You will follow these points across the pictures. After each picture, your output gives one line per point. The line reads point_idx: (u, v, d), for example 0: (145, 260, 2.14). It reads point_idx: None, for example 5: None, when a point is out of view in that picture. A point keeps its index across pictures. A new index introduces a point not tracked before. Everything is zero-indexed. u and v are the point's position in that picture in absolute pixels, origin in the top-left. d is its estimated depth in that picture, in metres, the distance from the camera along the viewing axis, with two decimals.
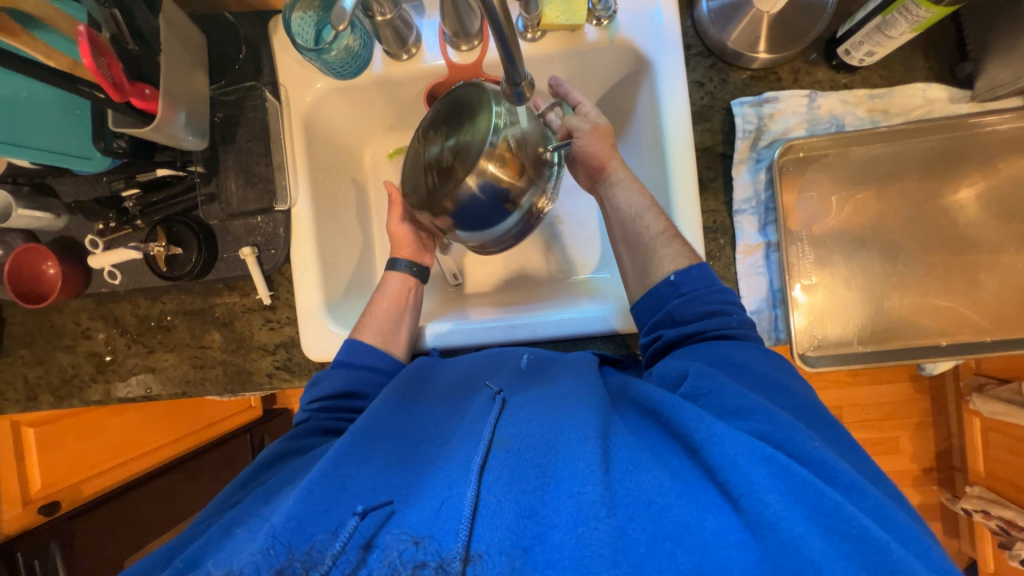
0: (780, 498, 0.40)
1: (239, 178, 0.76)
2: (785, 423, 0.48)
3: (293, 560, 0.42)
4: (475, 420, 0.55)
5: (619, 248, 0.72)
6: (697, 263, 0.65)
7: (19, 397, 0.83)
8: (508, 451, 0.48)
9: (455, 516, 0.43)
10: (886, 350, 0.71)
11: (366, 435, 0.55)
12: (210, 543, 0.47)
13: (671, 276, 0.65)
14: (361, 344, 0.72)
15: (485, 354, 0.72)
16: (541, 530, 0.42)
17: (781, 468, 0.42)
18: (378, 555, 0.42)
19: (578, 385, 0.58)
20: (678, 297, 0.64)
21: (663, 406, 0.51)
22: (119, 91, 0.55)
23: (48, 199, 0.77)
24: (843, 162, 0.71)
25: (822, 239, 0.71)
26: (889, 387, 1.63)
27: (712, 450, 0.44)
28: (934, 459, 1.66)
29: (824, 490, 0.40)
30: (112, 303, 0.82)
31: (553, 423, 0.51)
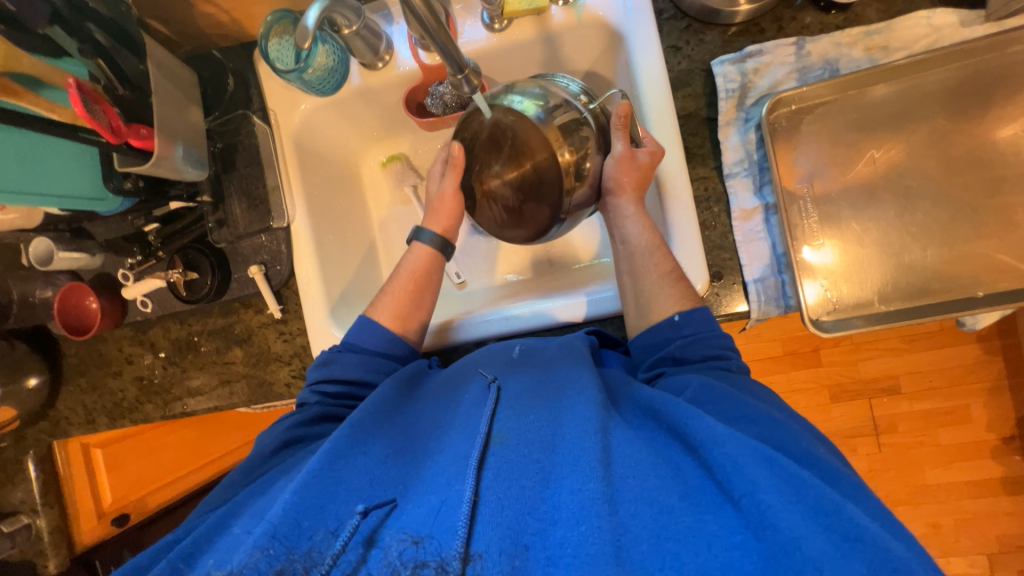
0: (782, 497, 0.39)
1: (242, 203, 0.80)
2: (786, 434, 0.48)
3: (293, 561, 0.43)
4: (472, 412, 0.55)
5: (623, 279, 0.68)
6: (700, 306, 0.62)
7: (80, 420, 0.92)
8: (505, 447, 0.48)
9: (455, 513, 0.43)
10: (913, 307, 0.64)
11: (363, 428, 0.56)
12: (214, 531, 0.51)
13: (675, 317, 0.62)
14: (376, 327, 0.72)
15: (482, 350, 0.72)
16: (541, 526, 0.42)
17: (781, 470, 0.41)
18: (377, 557, 0.43)
19: (571, 374, 0.58)
20: (680, 338, 0.61)
21: (661, 406, 0.51)
22: (117, 134, 0.60)
23: (85, 241, 0.86)
24: (845, 109, 0.66)
25: (827, 194, 0.66)
26: (951, 351, 1.50)
27: (712, 450, 0.44)
28: (1014, 426, 1.50)
29: (823, 491, 0.40)
30: (148, 330, 0.89)
31: (550, 417, 0.51)
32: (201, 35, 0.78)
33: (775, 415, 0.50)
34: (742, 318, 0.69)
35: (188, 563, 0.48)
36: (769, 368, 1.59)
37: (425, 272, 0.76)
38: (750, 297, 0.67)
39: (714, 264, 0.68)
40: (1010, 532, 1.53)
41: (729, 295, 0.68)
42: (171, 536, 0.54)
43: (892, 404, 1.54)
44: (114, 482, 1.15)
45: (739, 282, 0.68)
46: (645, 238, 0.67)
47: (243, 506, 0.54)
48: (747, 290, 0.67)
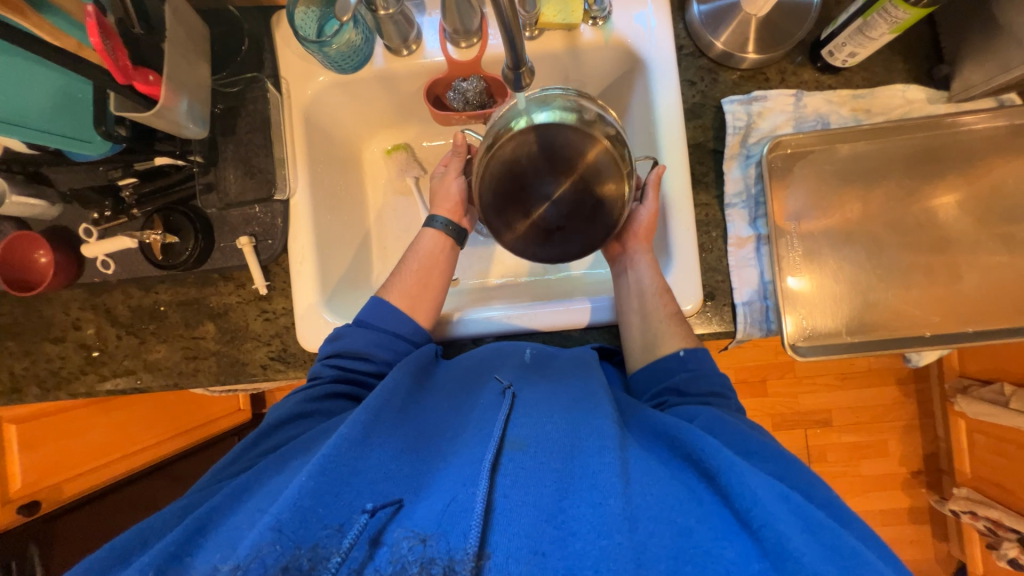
0: (801, 535, 0.40)
1: (237, 168, 0.76)
2: (798, 479, 0.50)
3: (298, 556, 0.40)
4: (486, 417, 0.56)
5: (630, 316, 0.72)
6: (701, 347, 0.68)
7: (4, 389, 0.81)
8: (523, 453, 0.49)
9: (469, 514, 0.43)
10: (873, 340, 0.72)
11: (378, 418, 0.53)
12: (221, 508, 0.48)
13: (681, 352, 0.67)
14: (386, 306, 0.72)
15: (492, 346, 0.73)
16: (560, 535, 0.42)
17: (796, 508, 0.43)
18: (384, 554, 0.41)
19: (585, 388, 0.59)
20: (685, 372, 0.66)
21: (677, 434, 0.53)
22: (124, 75, 0.56)
23: (44, 187, 0.77)
24: (830, 159, 0.74)
25: (810, 233, 0.73)
26: (876, 390, 1.67)
27: (731, 479, 0.45)
28: (921, 461, 1.69)
29: (841, 535, 0.41)
30: (103, 294, 0.81)
31: (569, 428, 0.52)
32: None
33: (780, 453, 0.54)
34: (728, 337, 0.74)
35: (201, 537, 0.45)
36: None
37: (436, 263, 0.77)
38: (737, 318, 0.72)
39: (708, 285, 0.73)
40: (911, 557, 1.71)
41: (718, 315, 0.73)
42: (175, 508, 0.51)
43: (824, 435, 1.69)
44: (28, 463, 1.01)
45: (729, 303, 0.73)
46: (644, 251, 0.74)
47: (252, 487, 0.51)
48: (736, 312, 0.73)
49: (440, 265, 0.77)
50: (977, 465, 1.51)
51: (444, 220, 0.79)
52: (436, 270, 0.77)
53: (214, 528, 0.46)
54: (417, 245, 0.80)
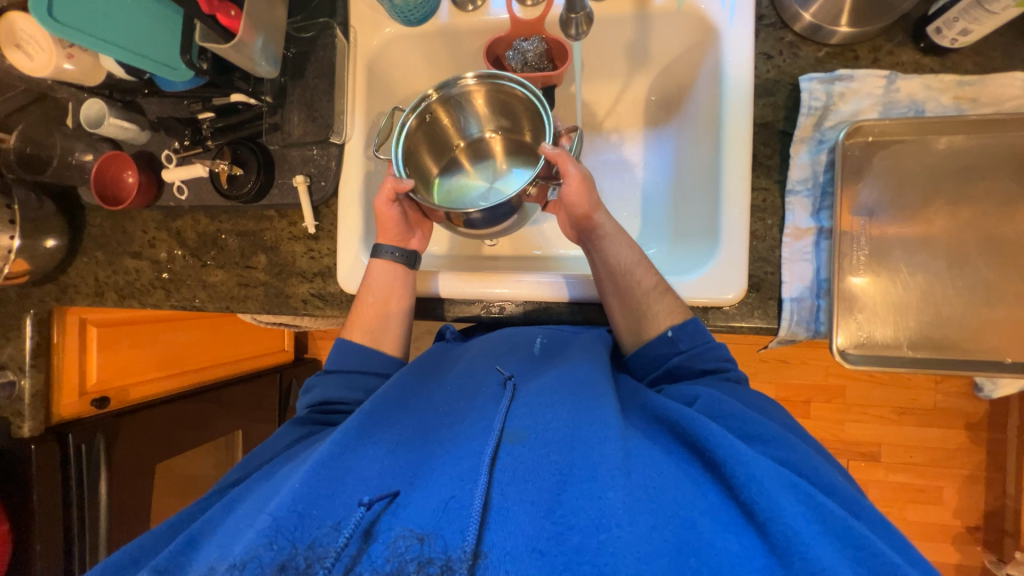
0: (810, 525, 0.38)
1: (302, 112, 0.80)
2: (804, 455, 0.49)
3: (295, 555, 0.42)
4: (487, 408, 0.55)
5: (608, 299, 0.69)
6: (692, 318, 0.64)
7: (89, 292, 0.92)
8: (522, 445, 0.48)
9: (467, 511, 0.42)
10: (939, 358, 0.65)
11: (373, 423, 0.56)
12: (211, 523, 0.52)
13: (667, 331, 0.65)
14: (351, 348, 0.73)
15: (498, 334, 0.73)
16: (558, 530, 0.40)
17: (806, 496, 0.41)
18: (381, 551, 0.41)
19: (590, 375, 0.57)
20: (676, 353, 0.64)
21: (676, 418, 0.50)
22: (210, 7, 0.62)
23: (136, 114, 0.85)
24: (922, 152, 0.66)
25: (885, 232, 0.66)
26: (938, 431, 1.52)
27: (736, 468, 0.43)
28: (982, 518, 1.51)
29: (849, 521, 0.40)
30: (177, 217, 0.89)
31: (571, 419, 0.50)
32: None
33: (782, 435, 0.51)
34: (769, 334, 0.69)
35: (189, 552, 0.48)
36: None
37: (388, 292, 0.75)
38: (783, 314, 0.67)
39: (754, 275, 0.69)
40: None
41: (762, 309, 0.69)
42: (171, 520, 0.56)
43: (869, 470, 1.56)
44: (101, 361, 1.12)
45: (776, 298, 0.68)
46: (628, 256, 0.69)
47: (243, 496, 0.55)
48: (781, 307, 0.68)
49: (398, 295, 0.75)
50: None
51: (392, 247, 0.76)
52: (392, 296, 0.76)
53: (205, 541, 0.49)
54: (368, 279, 0.76)
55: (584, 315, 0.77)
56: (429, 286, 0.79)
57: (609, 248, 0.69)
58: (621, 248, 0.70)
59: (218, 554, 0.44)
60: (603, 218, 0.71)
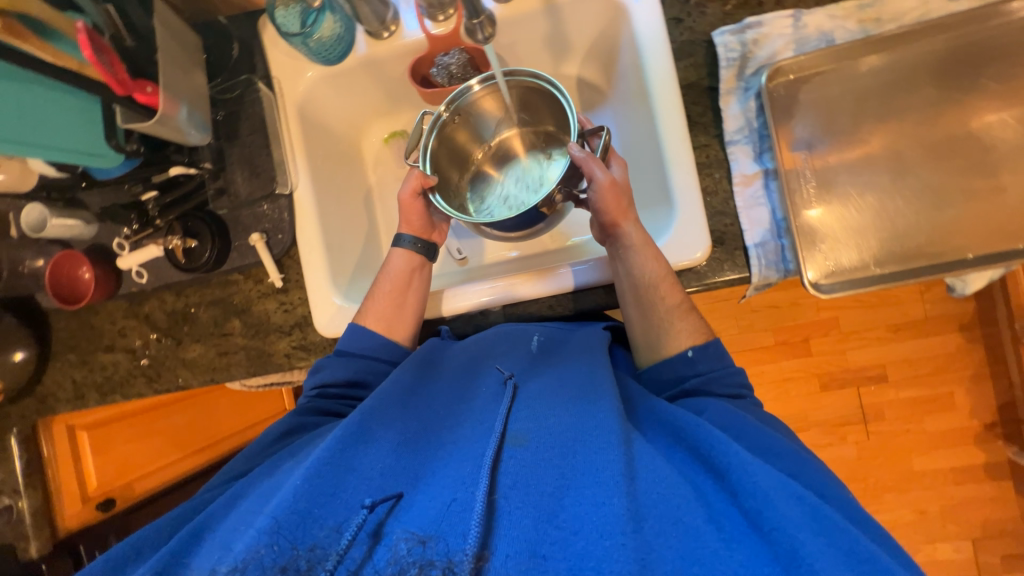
0: (816, 537, 0.38)
1: (244, 171, 0.80)
2: (817, 476, 0.49)
3: (297, 558, 0.41)
4: (487, 411, 0.56)
5: (628, 307, 0.69)
6: (713, 340, 0.65)
7: (69, 397, 0.90)
8: (524, 449, 0.48)
9: (468, 514, 0.42)
10: (907, 268, 0.67)
11: (373, 417, 0.55)
12: (216, 514, 0.51)
13: (688, 352, 0.64)
14: (365, 333, 0.72)
15: (493, 332, 0.74)
16: (561, 535, 0.40)
17: (813, 508, 0.41)
18: (384, 554, 0.41)
19: (593, 377, 0.58)
20: (696, 374, 0.63)
21: (684, 426, 0.51)
22: (123, 87, 0.60)
23: (79, 209, 0.84)
24: (842, 78, 0.68)
25: (826, 161, 0.68)
26: (934, 339, 1.55)
27: (740, 477, 0.43)
28: (996, 412, 1.54)
29: (858, 536, 0.39)
30: (143, 302, 0.88)
31: (573, 423, 0.50)
32: (205, 2, 0.80)
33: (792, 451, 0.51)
34: (743, 283, 0.70)
35: (197, 541, 0.48)
36: (762, 357, 1.62)
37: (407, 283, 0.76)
38: (751, 261, 0.68)
39: (716, 229, 0.70)
40: (991, 516, 1.56)
41: (731, 260, 0.69)
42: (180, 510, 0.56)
43: (880, 392, 1.58)
44: (99, 464, 1.09)
45: (741, 247, 0.69)
46: (653, 272, 0.67)
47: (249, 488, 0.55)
48: (748, 254, 0.69)
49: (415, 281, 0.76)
50: None
51: (411, 237, 0.77)
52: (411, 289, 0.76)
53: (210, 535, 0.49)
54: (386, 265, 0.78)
55: (563, 306, 0.78)
56: (433, 304, 0.79)
57: (633, 259, 0.67)
58: (647, 259, 0.67)
59: (219, 557, 0.44)
60: (629, 229, 0.69)
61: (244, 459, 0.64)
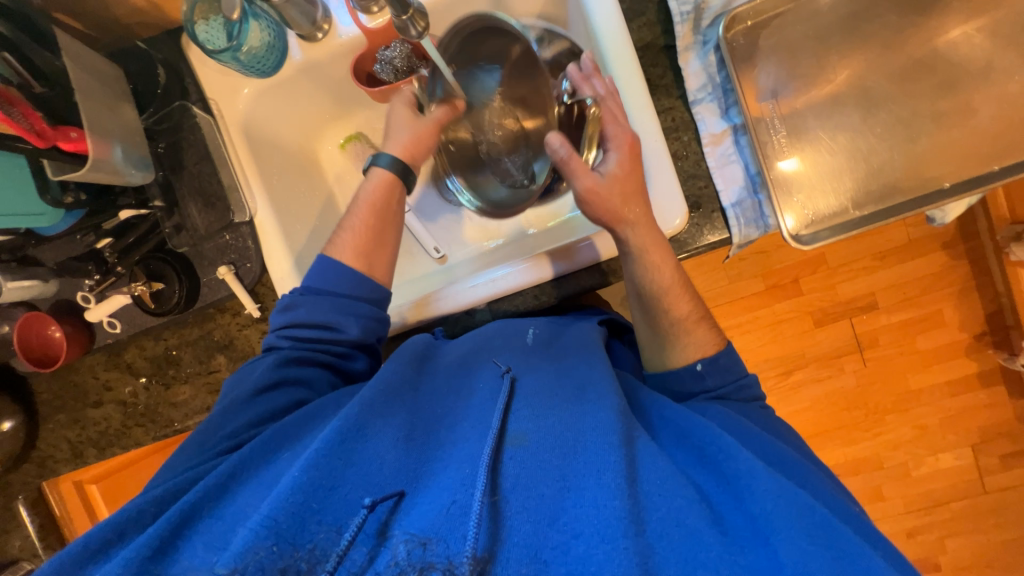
0: (818, 542, 0.39)
1: (197, 203, 0.77)
2: (824, 491, 0.49)
3: (297, 560, 0.41)
4: (484, 407, 0.54)
5: (634, 310, 0.68)
6: (723, 350, 0.65)
7: (67, 457, 0.89)
8: (524, 449, 0.47)
9: (468, 517, 0.41)
10: (886, 207, 0.66)
11: (371, 412, 0.53)
12: (205, 502, 0.48)
13: (696, 365, 0.64)
14: (338, 270, 0.68)
15: (491, 328, 0.73)
16: (563, 539, 0.40)
17: (814, 510, 0.41)
18: (385, 557, 0.41)
19: (596, 378, 0.57)
20: (705, 390, 0.63)
21: (693, 431, 0.52)
22: (43, 138, 0.57)
23: (35, 267, 0.80)
24: (800, 17, 0.65)
25: (794, 107, 0.66)
26: (920, 261, 1.57)
27: (749, 485, 0.43)
28: (985, 322, 1.58)
29: (857, 540, 0.40)
30: (122, 351, 0.85)
31: (575, 422, 0.49)
32: (120, 27, 0.74)
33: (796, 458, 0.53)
34: (725, 245, 0.69)
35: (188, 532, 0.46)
36: (755, 303, 1.63)
37: (385, 211, 0.71)
38: (730, 222, 0.66)
39: (691, 194, 0.68)
40: (988, 421, 1.62)
41: (711, 224, 0.68)
42: (169, 486, 0.51)
43: (872, 320, 1.61)
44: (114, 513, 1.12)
45: (718, 209, 0.68)
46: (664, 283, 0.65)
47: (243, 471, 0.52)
48: (726, 216, 0.67)
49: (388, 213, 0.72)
50: None
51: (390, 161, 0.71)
52: (390, 221, 0.72)
53: (203, 522, 0.47)
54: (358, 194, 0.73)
55: (547, 294, 0.78)
56: (425, 308, 0.78)
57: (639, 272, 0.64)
58: (652, 270, 0.64)
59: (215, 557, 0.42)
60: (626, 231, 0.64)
61: (225, 429, 0.60)
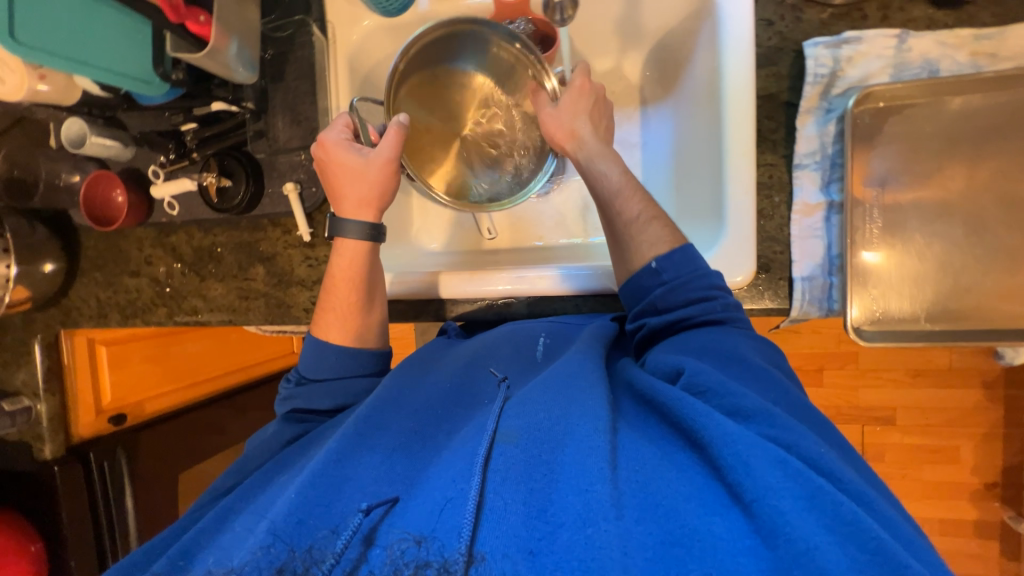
0: (795, 504, 0.37)
1: (286, 116, 0.78)
2: (793, 426, 0.44)
3: (293, 558, 0.44)
4: (481, 415, 0.55)
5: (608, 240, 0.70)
6: (680, 246, 0.62)
7: (92, 313, 0.92)
8: (514, 445, 0.47)
9: (460, 511, 0.42)
10: (958, 329, 0.63)
11: (369, 425, 0.57)
12: (214, 532, 0.54)
13: (652, 262, 0.63)
14: (320, 347, 0.73)
15: (499, 331, 0.76)
16: (547, 529, 0.39)
17: (796, 472, 0.39)
18: (379, 556, 0.42)
19: (580, 368, 0.55)
20: (660, 285, 0.62)
21: (659, 394, 0.49)
22: (176, 14, 0.59)
23: (118, 130, 0.82)
24: (935, 114, 0.62)
25: (897, 201, 0.63)
26: (953, 392, 1.50)
27: (722, 450, 0.41)
28: (999, 473, 1.51)
29: (837, 494, 0.38)
30: (171, 233, 0.88)
31: (561, 413, 0.49)
32: None
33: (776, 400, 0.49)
34: (781, 314, 0.68)
35: (187, 560, 0.51)
36: None
37: (363, 273, 0.74)
38: (794, 294, 0.65)
39: (764, 255, 0.66)
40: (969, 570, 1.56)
41: (773, 290, 0.67)
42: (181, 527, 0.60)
43: (884, 434, 1.56)
44: (114, 380, 1.12)
45: (786, 278, 0.66)
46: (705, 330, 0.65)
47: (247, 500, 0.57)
48: (792, 287, 0.66)
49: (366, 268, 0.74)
50: None
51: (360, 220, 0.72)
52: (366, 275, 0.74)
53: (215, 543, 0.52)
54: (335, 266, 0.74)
55: (587, 307, 0.79)
56: (470, 284, 0.78)
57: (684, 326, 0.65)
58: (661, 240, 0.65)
59: (218, 560, 0.47)
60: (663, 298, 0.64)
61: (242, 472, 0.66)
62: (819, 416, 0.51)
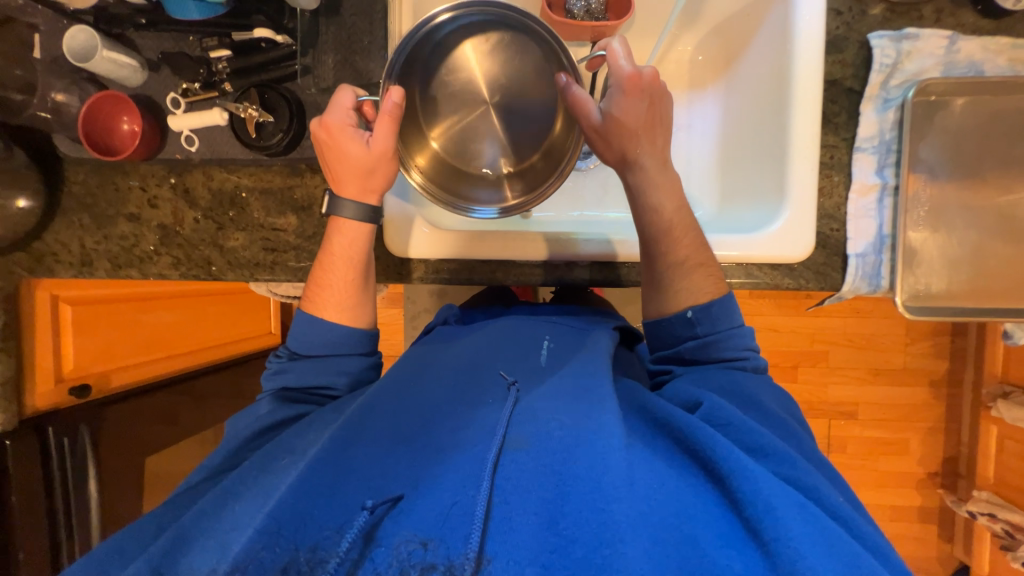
0: (817, 551, 0.36)
1: (337, 54, 0.71)
2: (806, 471, 0.46)
3: (297, 558, 0.40)
4: (490, 410, 0.49)
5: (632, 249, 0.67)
6: (720, 299, 0.62)
7: (72, 261, 0.79)
8: (526, 453, 0.44)
9: (469, 519, 0.39)
10: (986, 307, 0.69)
11: (371, 414, 0.51)
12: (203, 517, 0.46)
13: (688, 312, 0.62)
14: (317, 328, 0.65)
15: (501, 325, 0.67)
16: (561, 543, 0.38)
17: (813, 515, 0.39)
18: (383, 556, 0.39)
19: (597, 377, 0.52)
20: (693, 338, 0.62)
21: (681, 423, 0.47)
22: None
23: (129, 49, 0.72)
24: (976, 111, 0.68)
25: (941, 188, 0.69)
26: (905, 389, 1.66)
27: (742, 483, 0.41)
28: (939, 463, 1.69)
29: (856, 546, 0.38)
30: (184, 173, 0.77)
31: (577, 427, 0.45)
32: None
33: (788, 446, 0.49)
34: (832, 290, 0.71)
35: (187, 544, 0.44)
36: None
37: (363, 260, 0.67)
38: (849, 270, 0.69)
39: (821, 231, 0.70)
40: (912, 552, 1.73)
41: (830, 265, 0.70)
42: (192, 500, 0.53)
43: (847, 428, 1.69)
44: (78, 346, 0.93)
45: (841, 254, 0.70)
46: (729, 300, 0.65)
47: (245, 485, 0.48)
48: (847, 262, 0.70)
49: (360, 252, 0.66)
50: (1001, 470, 1.51)
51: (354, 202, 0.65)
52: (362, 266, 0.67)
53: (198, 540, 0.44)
54: (329, 243, 0.67)
55: None
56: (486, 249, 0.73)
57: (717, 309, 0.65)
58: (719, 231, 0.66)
59: (220, 558, 0.42)
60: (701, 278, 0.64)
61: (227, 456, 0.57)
62: (828, 465, 0.52)
